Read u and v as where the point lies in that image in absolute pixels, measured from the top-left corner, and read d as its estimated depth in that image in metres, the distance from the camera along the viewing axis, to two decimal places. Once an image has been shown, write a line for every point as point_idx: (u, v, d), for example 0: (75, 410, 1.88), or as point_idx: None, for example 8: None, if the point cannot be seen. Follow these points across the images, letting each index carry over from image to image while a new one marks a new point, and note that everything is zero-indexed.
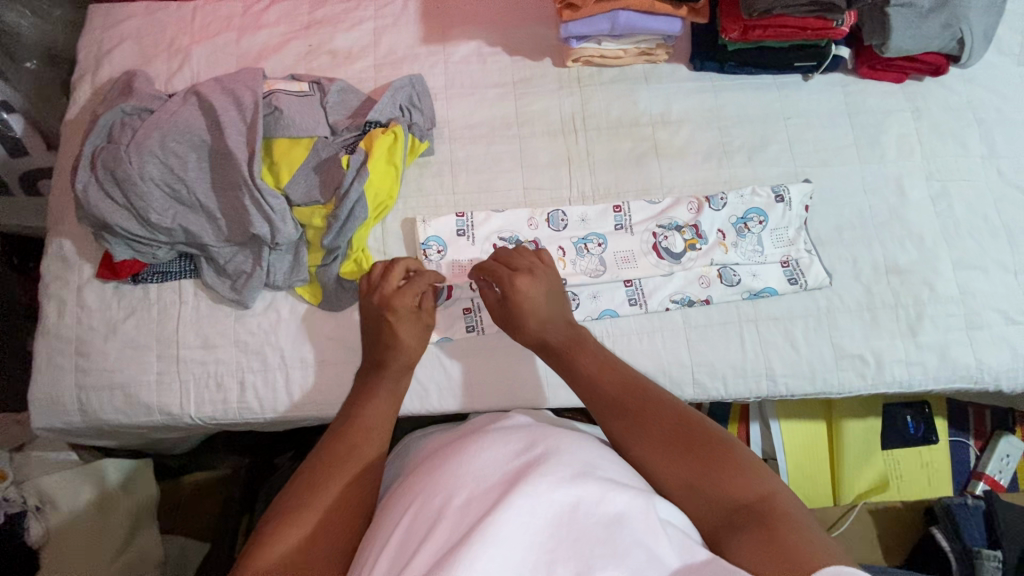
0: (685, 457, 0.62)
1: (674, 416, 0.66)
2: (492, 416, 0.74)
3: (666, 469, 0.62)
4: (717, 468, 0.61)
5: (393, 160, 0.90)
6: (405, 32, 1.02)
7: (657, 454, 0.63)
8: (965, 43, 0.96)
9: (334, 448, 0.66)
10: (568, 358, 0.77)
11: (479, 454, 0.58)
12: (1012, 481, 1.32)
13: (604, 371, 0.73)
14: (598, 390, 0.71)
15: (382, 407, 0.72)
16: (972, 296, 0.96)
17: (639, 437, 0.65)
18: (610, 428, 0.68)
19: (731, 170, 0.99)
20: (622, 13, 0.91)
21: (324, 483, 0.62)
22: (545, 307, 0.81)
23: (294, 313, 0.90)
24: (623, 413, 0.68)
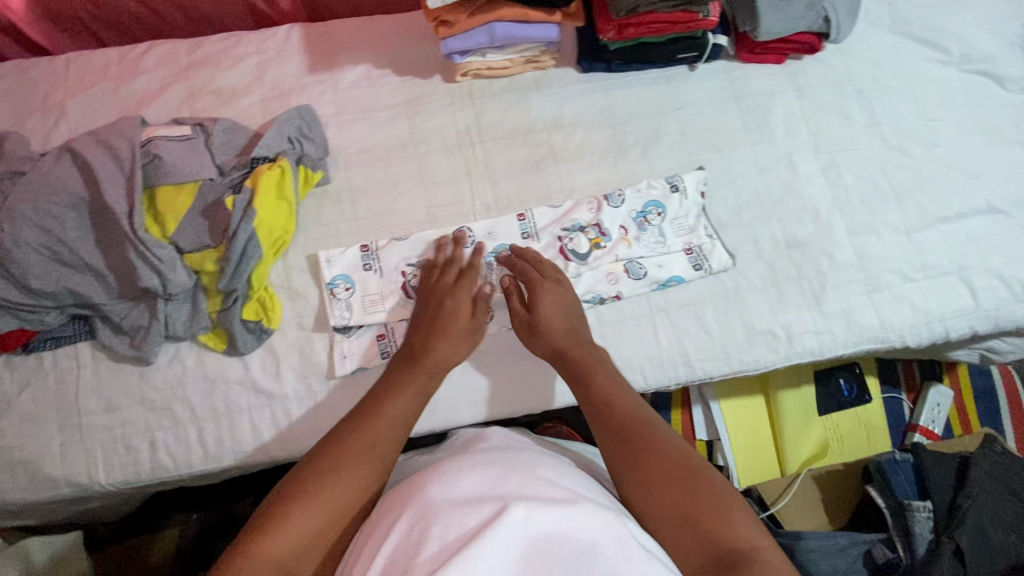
0: (679, 494, 0.66)
1: (674, 448, 0.70)
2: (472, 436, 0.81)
3: (658, 505, 0.66)
4: (708, 507, 0.64)
5: (284, 196, 0.88)
6: (289, 64, 1.01)
7: (651, 489, 0.67)
8: (830, 21, 1.00)
9: (337, 456, 0.69)
10: (583, 378, 0.80)
11: (466, 481, 0.63)
12: (946, 429, 1.38)
13: (617, 390, 0.78)
14: (609, 407, 0.76)
15: (393, 422, 0.73)
16: (869, 260, 1.00)
17: (637, 469, 0.69)
18: (610, 458, 0.72)
19: (627, 167, 1.02)
20: (497, 24, 0.91)
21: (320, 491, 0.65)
22: (570, 321, 0.86)
23: (199, 363, 0.88)
24: (625, 444, 0.71)
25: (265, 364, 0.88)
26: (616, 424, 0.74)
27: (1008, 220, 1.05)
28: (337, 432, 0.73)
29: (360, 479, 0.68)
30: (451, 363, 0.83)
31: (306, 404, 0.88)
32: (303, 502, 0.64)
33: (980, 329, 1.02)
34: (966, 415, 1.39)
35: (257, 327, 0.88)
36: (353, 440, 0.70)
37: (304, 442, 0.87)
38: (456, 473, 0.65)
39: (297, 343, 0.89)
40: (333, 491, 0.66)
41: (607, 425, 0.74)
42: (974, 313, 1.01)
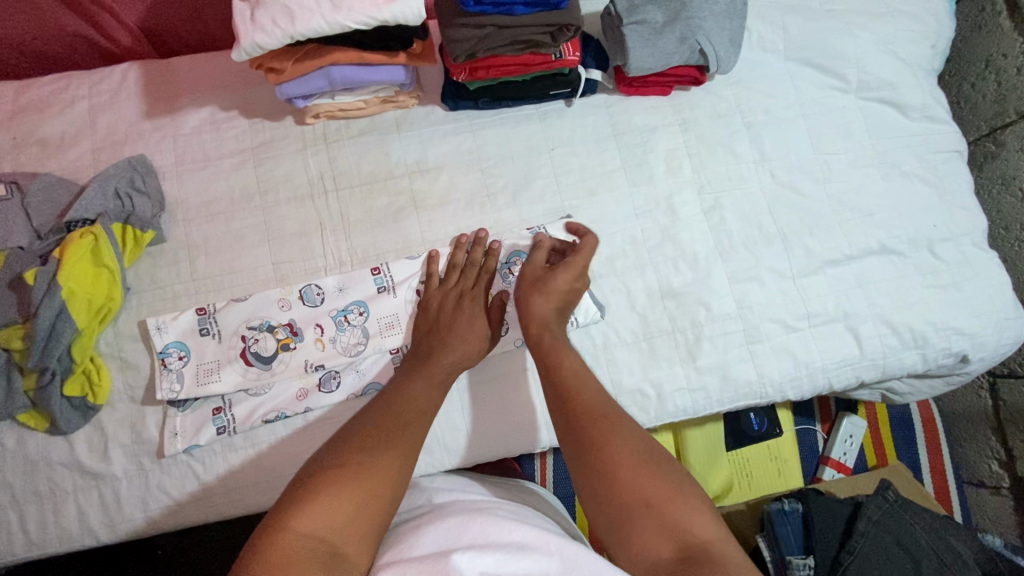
0: (647, 478, 0.64)
1: (637, 434, 0.68)
2: (445, 493, 0.81)
3: (618, 493, 0.63)
4: (671, 497, 0.63)
5: (102, 262, 0.82)
6: (124, 108, 0.93)
7: (611, 475, 0.64)
8: (707, 54, 0.93)
9: (378, 432, 0.69)
10: (551, 359, 0.77)
11: (432, 527, 0.66)
12: (861, 460, 1.34)
13: (583, 377, 0.74)
14: (578, 390, 0.72)
15: (421, 406, 0.75)
16: (749, 310, 0.95)
17: (598, 452, 0.66)
18: (569, 450, 0.69)
19: (494, 214, 0.95)
20: (334, 68, 0.83)
21: (379, 453, 0.66)
22: (551, 321, 0.81)
23: (20, 444, 0.82)
24: (585, 428, 0.68)
25: (92, 443, 0.83)
26: (587, 406, 0.70)
27: (902, 261, 1.00)
28: (385, 409, 0.73)
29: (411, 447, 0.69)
30: (464, 368, 0.82)
31: (136, 484, 0.83)
32: (364, 469, 0.64)
33: (866, 377, 0.98)
34: (882, 444, 1.35)
35: (83, 404, 0.82)
36: (388, 415, 0.72)
37: (137, 522, 0.83)
38: (421, 524, 0.68)
39: (128, 417, 0.84)
40: (383, 454, 0.66)
41: (569, 410, 0.70)
42: (859, 363, 0.96)
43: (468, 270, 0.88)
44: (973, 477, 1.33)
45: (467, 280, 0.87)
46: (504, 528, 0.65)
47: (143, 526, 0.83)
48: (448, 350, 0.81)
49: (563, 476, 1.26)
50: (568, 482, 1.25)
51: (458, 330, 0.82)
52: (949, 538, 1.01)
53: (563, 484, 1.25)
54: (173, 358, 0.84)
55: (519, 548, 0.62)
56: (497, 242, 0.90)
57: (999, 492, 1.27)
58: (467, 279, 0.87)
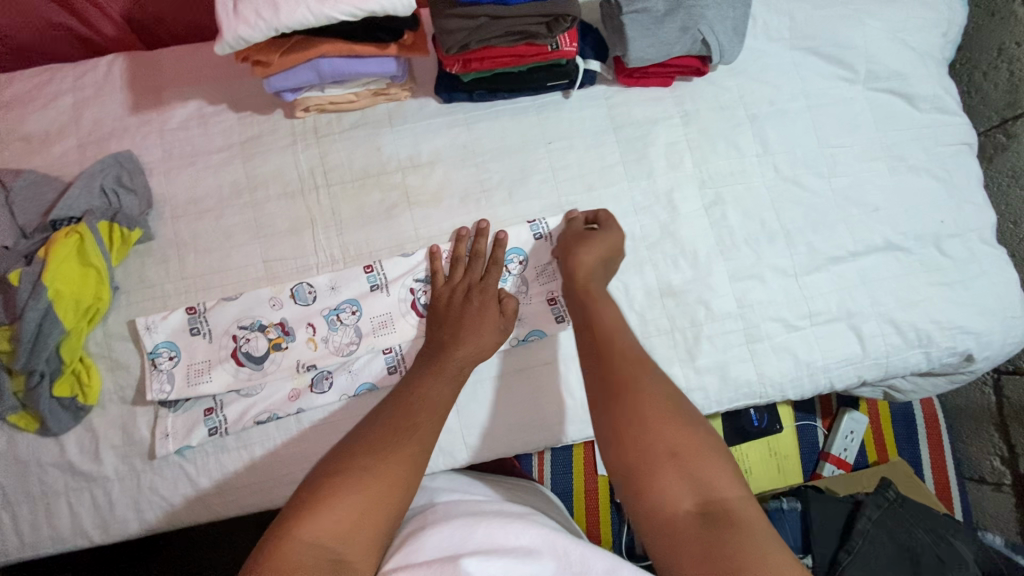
0: (671, 429, 0.60)
1: (660, 385, 0.64)
2: (448, 493, 0.80)
3: (637, 438, 0.60)
4: (693, 452, 0.59)
5: (88, 262, 0.80)
6: (110, 102, 0.90)
7: (635, 420, 0.61)
8: (710, 45, 0.89)
9: (386, 434, 0.66)
10: (588, 305, 0.74)
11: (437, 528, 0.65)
12: (861, 456, 1.33)
13: (607, 322, 0.71)
14: (599, 336, 0.69)
15: (435, 403, 0.72)
16: (750, 308, 0.93)
17: (623, 394, 0.62)
18: (593, 392, 0.65)
19: (489, 211, 0.93)
20: (322, 60, 0.81)
21: (387, 454, 0.64)
22: (598, 273, 0.80)
23: (11, 445, 0.81)
24: (611, 371, 0.65)
25: (83, 444, 0.82)
26: (607, 351, 0.67)
27: (908, 258, 0.98)
28: (394, 408, 0.71)
29: (422, 449, 0.66)
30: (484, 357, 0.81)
31: (129, 484, 0.82)
32: (370, 473, 0.62)
33: (869, 376, 0.96)
34: (883, 440, 1.34)
35: (73, 404, 0.81)
36: (401, 415, 0.69)
37: (129, 524, 0.82)
38: (426, 524, 0.67)
39: (119, 418, 0.83)
40: (393, 458, 0.64)
41: (591, 356, 0.68)
42: (862, 362, 0.95)
43: (475, 261, 0.87)
44: (975, 473, 1.32)
45: (473, 271, 0.86)
46: (508, 529, 0.64)
47: (136, 527, 0.83)
48: (467, 336, 0.80)
49: (561, 472, 1.25)
50: (566, 478, 1.25)
51: (472, 319, 0.81)
52: (951, 537, 0.99)
53: (561, 479, 1.25)
54: (162, 359, 0.83)
55: (526, 553, 0.61)
56: (501, 233, 0.89)
57: (1001, 489, 1.26)
58: (478, 270, 0.87)
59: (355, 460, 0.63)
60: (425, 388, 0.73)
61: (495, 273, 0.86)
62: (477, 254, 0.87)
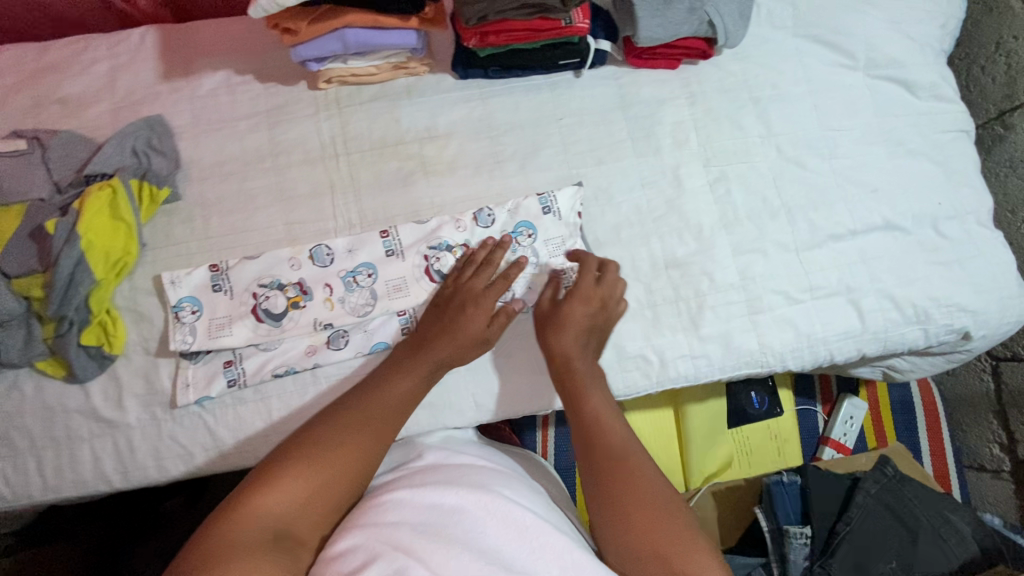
0: (660, 529, 0.68)
1: (654, 487, 0.72)
2: (439, 448, 0.85)
3: (633, 545, 0.68)
4: (680, 545, 0.67)
5: (119, 216, 0.84)
6: (143, 70, 0.95)
7: (617, 522, 0.71)
8: (716, 26, 0.93)
9: (345, 426, 0.75)
10: (573, 403, 0.82)
11: (409, 504, 0.69)
12: (860, 441, 1.35)
13: (608, 420, 0.79)
14: (598, 436, 0.78)
15: (393, 399, 0.80)
16: (752, 281, 0.96)
17: (613, 497, 0.73)
18: (592, 488, 0.75)
19: (502, 181, 0.96)
20: (348, 31, 0.85)
21: (340, 444, 0.73)
22: (586, 351, 0.84)
23: (39, 391, 0.85)
24: (604, 472, 0.75)
25: (107, 392, 0.85)
26: (603, 454, 0.76)
27: (905, 237, 1.01)
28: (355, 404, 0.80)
29: (372, 445, 0.75)
30: (458, 362, 0.85)
31: (150, 432, 0.85)
32: (319, 463, 0.71)
33: (867, 351, 0.98)
34: (882, 427, 1.36)
35: (99, 353, 0.85)
36: (364, 414, 0.77)
37: (149, 470, 0.85)
38: (401, 497, 0.71)
39: (142, 368, 0.86)
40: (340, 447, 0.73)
41: (590, 454, 0.76)
42: (860, 336, 0.97)
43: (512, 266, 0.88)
44: (974, 462, 1.34)
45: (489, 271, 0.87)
46: (475, 533, 0.66)
47: (156, 474, 0.86)
48: (448, 336, 0.84)
49: (565, 449, 1.28)
50: (569, 454, 1.27)
51: (456, 322, 0.84)
52: (947, 513, 1.01)
53: (564, 455, 1.27)
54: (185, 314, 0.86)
55: (484, 555, 0.63)
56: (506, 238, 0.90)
57: (1001, 476, 1.28)
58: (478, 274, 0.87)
59: (311, 454, 0.72)
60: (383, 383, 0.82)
61: (484, 275, 0.87)
62: (478, 259, 0.89)
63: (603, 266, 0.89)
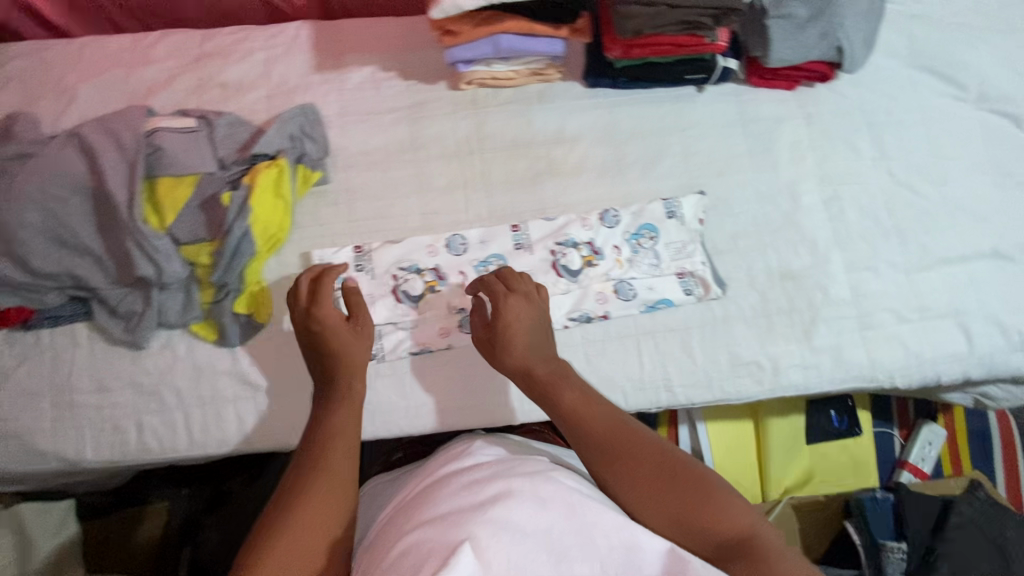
0: (680, 496, 0.64)
1: (661, 452, 0.68)
2: (464, 441, 0.79)
3: (667, 519, 0.64)
4: (707, 501, 0.64)
5: (280, 194, 0.90)
6: (297, 61, 1.01)
7: (648, 503, 0.65)
8: (845, 51, 0.98)
9: (310, 454, 0.69)
10: (548, 398, 0.74)
11: (447, 492, 0.63)
12: (935, 468, 1.36)
13: (586, 402, 0.72)
14: (583, 422, 0.71)
15: (345, 412, 0.74)
16: (864, 298, 0.99)
17: (633, 489, 0.66)
18: (605, 476, 0.68)
19: (626, 185, 1.00)
20: (502, 37, 0.91)
21: (323, 461, 0.68)
22: (531, 334, 0.80)
23: (190, 352, 0.90)
24: (613, 467, 0.68)
25: (253, 357, 0.91)
26: (593, 442, 0.69)
27: (1013, 266, 1.03)
28: (321, 417, 0.74)
29: (351, 455, 0.71)
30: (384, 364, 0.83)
31: (290, 399, 0.90)
32: (314, 488, 0.65)
33: (973, 374, 1.00)
34: (958, 456, 1.37)
35: (248, 321, 0.90)
36: (327, 437, 0.71)
37: (285, 435, 0.90)
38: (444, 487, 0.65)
39: (286, 338, 0.91)
40: (331, 463, 0.68)
41: (586, 444, 0.70)
42: (967, 359, 0.99)
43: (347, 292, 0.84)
44: None
45: (314, 297, 0.83)
46: (508, 510, 0.58)
47: (290, 439, 0.90)
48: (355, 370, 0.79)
49: None
50: None
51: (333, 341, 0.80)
52: None
53: None
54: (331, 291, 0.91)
55: (523, 541, 0.55)
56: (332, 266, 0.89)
57: None
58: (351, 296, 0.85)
59: (303, 477, 0.66)
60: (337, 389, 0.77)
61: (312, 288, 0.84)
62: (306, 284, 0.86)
63: (526, 276, 0.87)
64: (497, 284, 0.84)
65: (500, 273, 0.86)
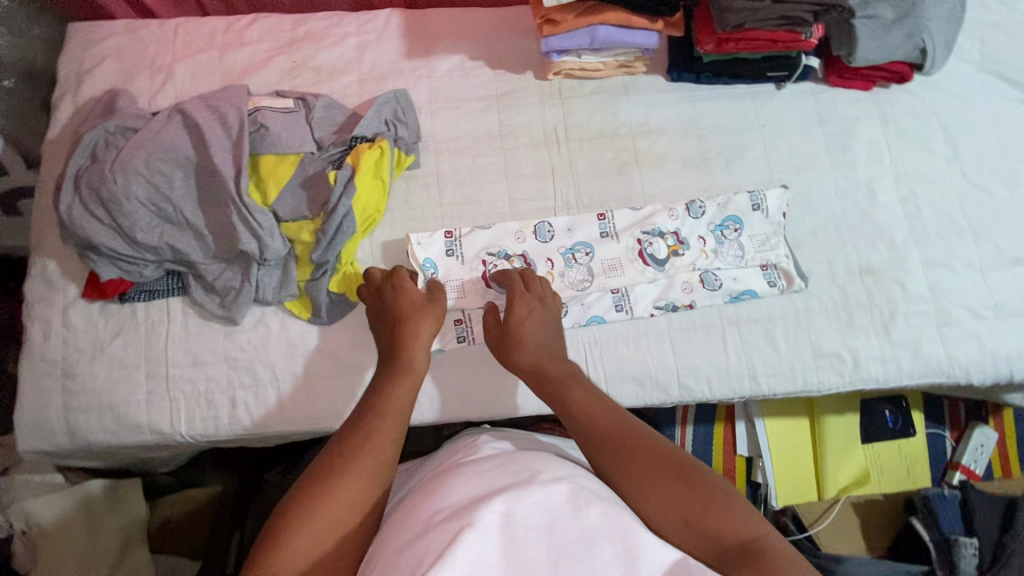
0: (679, 491, 0.60)
1: (661, 448, 0.64)
2: (472, 439, 0.77)
3: (665, 514, 0.59)
4: (707, 501, 0.59)
5: (380, 175, 0.91)
6: (388, 47, 1.03)
7: (646, 495, 0.60)
8: (927, 52, 1.01)
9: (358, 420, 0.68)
10: (557, 395, 0.73)
11: (456, 491, 0.59)
12: (986, 471, 1.37)
13: (594, 399, 0.71)
14: (588, 417, 0.69)
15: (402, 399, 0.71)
16: (941, 294, 1.00)
17: (632, 476, 0.62)
18: (605, 469, 0.64)
19: (709, 177, 1.02)
20: (600, 27, 0.94)
21: (375, 431, 0.66)
22: (545, 335, 0.83)
23: (283, 328, 0.91)
24: (613, 458, 0.64)
25: (345, 335, 0.91)
26: (595, 435, 0.67)
27: None
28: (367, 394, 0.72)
29: (400, 430, 0.68)
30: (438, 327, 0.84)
31: None
32: (355, 464, 0.62)
33: None
34: (1009, 459, 1.38)
35: (343, 300, 0.91)
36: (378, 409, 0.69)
37: None
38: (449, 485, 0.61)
39: None
40: (376, 439, 0.65)
41: (589, 434, 0.67)
42: None
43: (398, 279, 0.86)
44: None
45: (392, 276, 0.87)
46: (507, 505, 0.54)
47: None
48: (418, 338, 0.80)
49: (702, 448, 1.31)
50: (705, 454, 1.31)
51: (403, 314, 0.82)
52: None
53: (700, 453, 1.31)
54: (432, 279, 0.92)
55: (518, 534, 0.52)
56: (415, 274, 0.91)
57: None
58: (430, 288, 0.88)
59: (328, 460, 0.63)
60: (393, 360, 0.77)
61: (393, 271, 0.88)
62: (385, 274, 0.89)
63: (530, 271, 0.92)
64: (518, 284, 0.89)
65: (522, 273, 0.91)
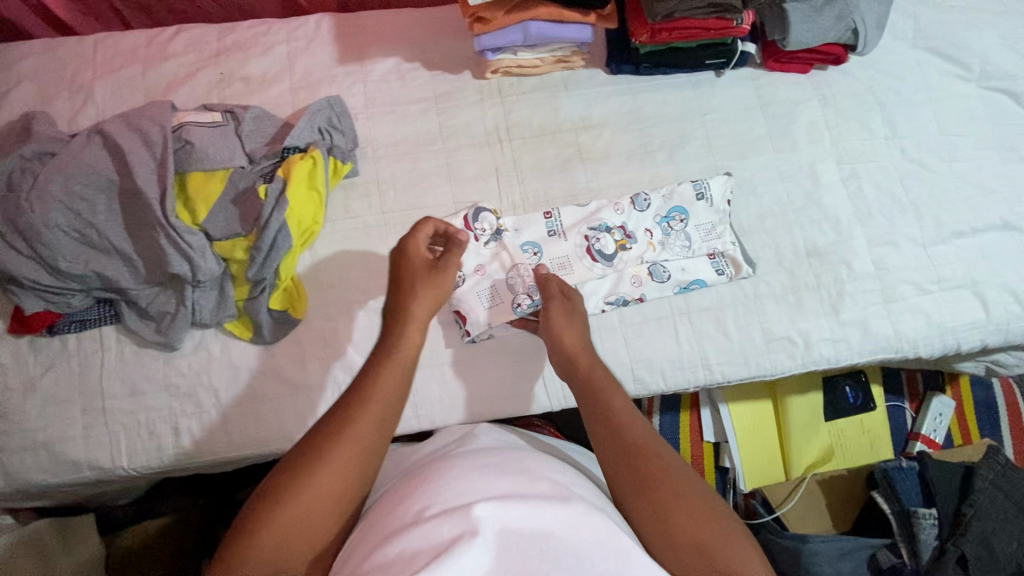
0: (692, 521, 0.58)
1: (679, 474, 0.62)
2: (463, 432, 0.78)
3: (671, 539, 0.58)
4: (718, 536, 0.57)
5: (315, 186, 0.89)
6: (319, 54, 1.00)
7: (656, 516, 0.59)
8: (859, 33, 1.01)
9: (341, 407, 0.61)
10: (588, 396, 0.71)
11: (453, 488, 0.58)
12: (945, 439, 1.41)
13: (624, 407, 0.69)
14: (615, 426, 0.66)
15: (385, 393, 0.62)
16: (886, 272, 1.02)
17: (647, 495, 0.60)
18: (619, 481, 0.63)
19: (653, 169, 1.02)
20: (532, 23, 0.93)
21: (349, 427, 0.59)
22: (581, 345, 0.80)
23: (225, 351, 0.88)
24: (633, 471, 0.62)
25: (290, 353, 0.89)
26: (615, 444, 0.65)
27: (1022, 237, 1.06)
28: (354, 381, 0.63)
29: (378, 426, 0.60)
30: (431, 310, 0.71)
31: (330, 395, 0.89)
32: (326, 463, 0.57)
33: (991, 342, 1.03)
34: (967, 425, 1.41)
35: (283, 318, 0.89)
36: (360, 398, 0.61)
37: None
38: (445, 481, 0.60)
39: (323, 333, 0.90)
40: (350, 440, 0.58)
41: (614, 443, 0.65)
42: (985, 326, 1.02)
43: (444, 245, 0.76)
44: None
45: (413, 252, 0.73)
46: (504, 509, 0.54)
47: None
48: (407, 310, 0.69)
49: (669, 436, 1.34)
50: (674, 441, 1.34)
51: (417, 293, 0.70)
52: None
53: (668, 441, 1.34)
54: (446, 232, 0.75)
55: (515, 540, 0.52)
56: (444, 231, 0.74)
57: None
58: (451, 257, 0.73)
59: (305, 457, 0.58)
60: (386, 343, 0.67)
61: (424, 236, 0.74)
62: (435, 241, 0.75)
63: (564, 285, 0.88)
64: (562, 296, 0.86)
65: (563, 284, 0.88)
